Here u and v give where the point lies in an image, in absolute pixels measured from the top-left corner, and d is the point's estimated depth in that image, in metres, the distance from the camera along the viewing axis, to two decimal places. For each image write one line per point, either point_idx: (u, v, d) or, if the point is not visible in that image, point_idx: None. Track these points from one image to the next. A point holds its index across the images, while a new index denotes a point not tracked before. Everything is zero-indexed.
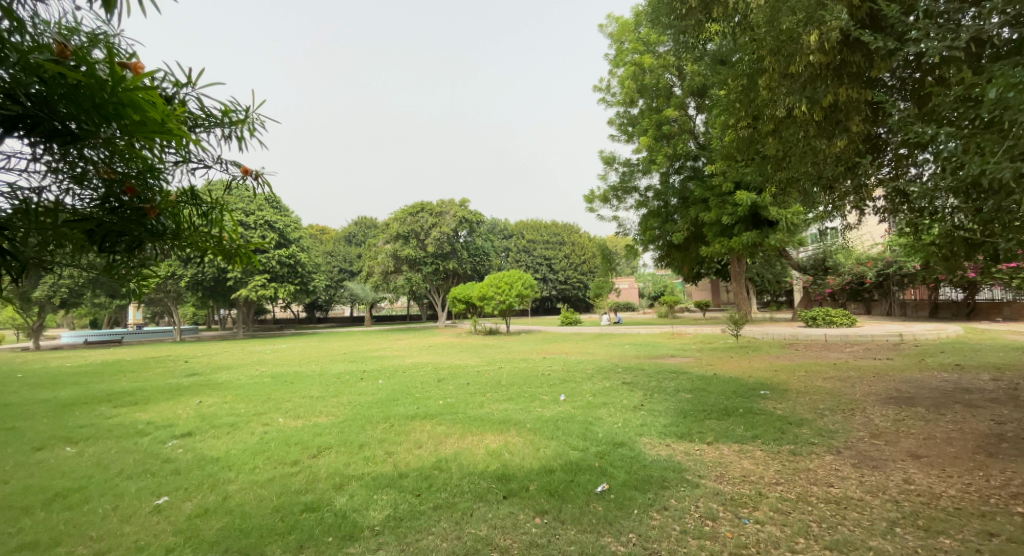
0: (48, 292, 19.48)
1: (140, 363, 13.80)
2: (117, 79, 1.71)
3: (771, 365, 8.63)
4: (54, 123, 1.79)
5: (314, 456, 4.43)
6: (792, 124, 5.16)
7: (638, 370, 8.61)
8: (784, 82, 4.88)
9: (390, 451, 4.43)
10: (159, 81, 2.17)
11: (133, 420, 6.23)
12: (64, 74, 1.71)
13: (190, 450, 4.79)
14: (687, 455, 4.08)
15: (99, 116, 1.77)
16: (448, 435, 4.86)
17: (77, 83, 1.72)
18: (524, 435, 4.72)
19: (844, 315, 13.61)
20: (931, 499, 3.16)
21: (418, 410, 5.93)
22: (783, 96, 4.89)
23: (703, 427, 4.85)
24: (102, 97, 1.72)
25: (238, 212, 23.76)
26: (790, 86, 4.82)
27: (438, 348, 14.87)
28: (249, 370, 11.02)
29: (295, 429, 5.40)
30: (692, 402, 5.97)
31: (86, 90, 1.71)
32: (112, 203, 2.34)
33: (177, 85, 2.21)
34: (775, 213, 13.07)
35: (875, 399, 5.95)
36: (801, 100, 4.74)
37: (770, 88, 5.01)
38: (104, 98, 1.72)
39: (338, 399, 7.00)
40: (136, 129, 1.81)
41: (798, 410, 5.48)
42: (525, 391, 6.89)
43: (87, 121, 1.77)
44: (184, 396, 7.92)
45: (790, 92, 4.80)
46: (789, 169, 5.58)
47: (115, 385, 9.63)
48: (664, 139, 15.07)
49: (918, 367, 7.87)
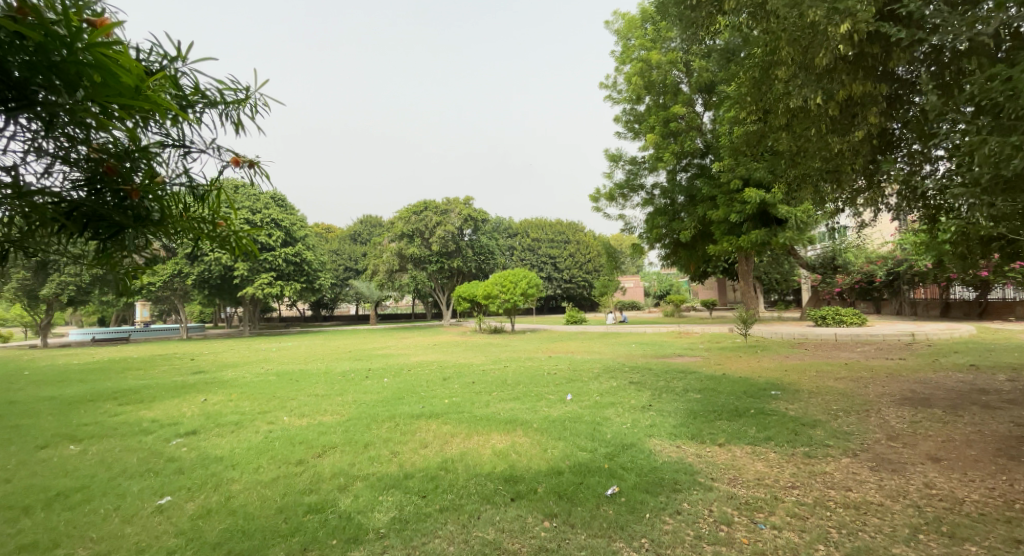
0: (56, 290, 19.53)
1: (146, 362, 13.78)
2: (73, 36, 1.63)
3: (780, 365, 8.51)
4: (14, 89, 1.75)
5: (319, 455, 4.37)
6: (806, 117, 5.04)
7: (645, 370, 8.50)
8: (800, 73, 4.75)
9: (396, 451, 4.36)
10: (146, 54, 2.12)
11: (137, 419, 6.19)
12: (21, 33, 1.64)
13: (193, 449, 4.75)
14: (699, 457, 3.99)
15: (53, 77, 1.71)
16: (454, 435, 4.79)
17: (34, 45, 1.65)
18: (531, 435, 4.65)
19: (854, 315, 13.42)
20: (954, 504, 3.06)
21: (423, 409, 5.87)
22: (798, 88, 4.76)
23: (714, 428, 4.75)
24: (56, 59, 1.67)
25: (244, 210, 23.86)
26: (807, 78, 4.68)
27: (443, 347, 14.79)
28: (254, 369, 11.00)
29: (299, 428, 5.36)
30: (702, 402, 5.88)
31: (40, 51, 1.65)
32: (96, 185, 2.35)
33: (163, 57, 2.15)
34: (784, 211, 12.91)
35: (890, 400, 5.83)
36: (816, 92, 4.61)
37: (785, 80, 4.88)
38: (63, 59, 1.66)
39: (343, 397, 6.96)
40: (96, 92, 1.75)
41: (810, 411, 5.37)
42: (531, 390, 6.81)
43: (44, 84, 1.71)
44: (189, 394, 7.88)
45: (806, 84, 4.66)
46: (802, 164, 5.47)
47: (120, 383, 9.61)
48: (671, 136, 14.90)
49: (931, 367, 7.71)
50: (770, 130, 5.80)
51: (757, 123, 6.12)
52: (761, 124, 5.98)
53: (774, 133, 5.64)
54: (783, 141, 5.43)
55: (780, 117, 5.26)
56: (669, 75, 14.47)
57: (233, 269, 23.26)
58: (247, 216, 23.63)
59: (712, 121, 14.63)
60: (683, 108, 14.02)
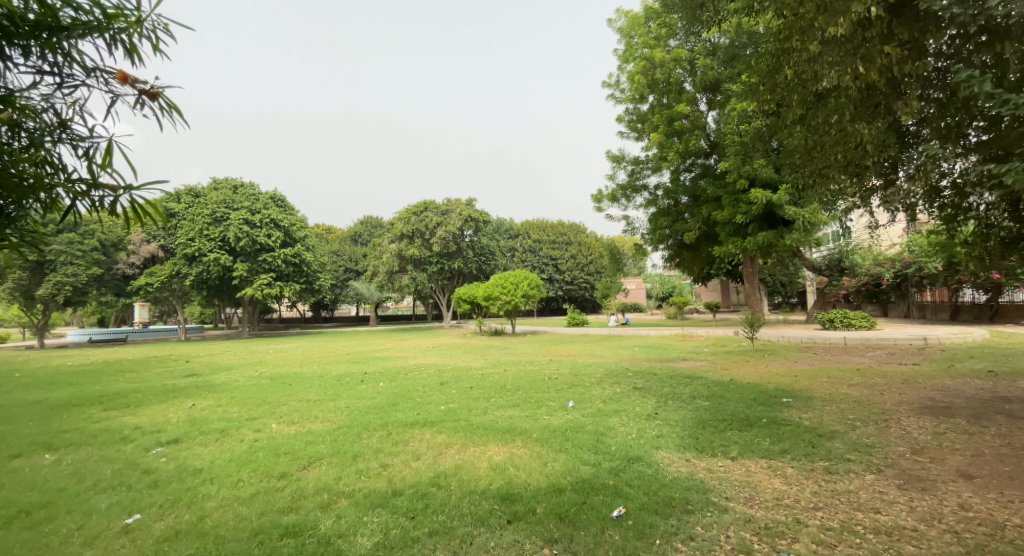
0: (53, 290, 19.32)
1: (139, 363, 13.53)
2: None
3: (790, 369, 8.23)
4: None
5: (303, 468, 4.09)
6: (830, 102, 4.74)
7: (649, 375, 8.19)
8: (827, 51, 4.45)
9: (386, 464, 4.08)
10: None
11: (120, 425, 5.92)
12: None
13: (173, 460, 4.49)
14: (711, 473, 3.70)
15: None
16: (449, 445, 4.52)
17: None
18: (530, 446, 4.38)
19: (863, 318, 13.08)
20: (997, 530, 2.78)
21: (418, 416, 5.60)
22: (825, 70, 4.45)
23: (725, 439, 4.46)
24: None
25: (244, 210, 23.67)
26: (832, 57, 4.38)
27: (442, 349, 14.53)
28: (248, 372, 10.74)
29: (287, 437, 5.09)
30: (710, 410, 5.59)
31: None
32: None
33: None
34: (791, 212, 12.58)
35: (909, 409, 5.53)
36: (846, 72, 4.31)
37: (809, 61, 4.60)
38: None
39: (336, 403, 6.69)
40: None
41: (825, 420, 5.09)
42: (532, 397, 6.53)
43: None
44: (178, 399, 7.61)
45: (832, 62, 4.36)
46: (818, 159, 5.20)
47: (109, 386, 9.34)
48: (675, 135, 14.47)
49: (947, 373, 7.42)
50: (782, 124, 5.56)
51: (767, 118, 5.89)
52: (772, 118, 5.73)
53: (789, 127, 5.39)
54: (800, 133, 5.15)
55: (799, 108, 5.00)
56: (674, 73, 14.10)
57: (232, 270, 22.95)
58: (245, 216, 23.39)
59: (716, 121, 14.35)
60: (688, 107, 13.62)
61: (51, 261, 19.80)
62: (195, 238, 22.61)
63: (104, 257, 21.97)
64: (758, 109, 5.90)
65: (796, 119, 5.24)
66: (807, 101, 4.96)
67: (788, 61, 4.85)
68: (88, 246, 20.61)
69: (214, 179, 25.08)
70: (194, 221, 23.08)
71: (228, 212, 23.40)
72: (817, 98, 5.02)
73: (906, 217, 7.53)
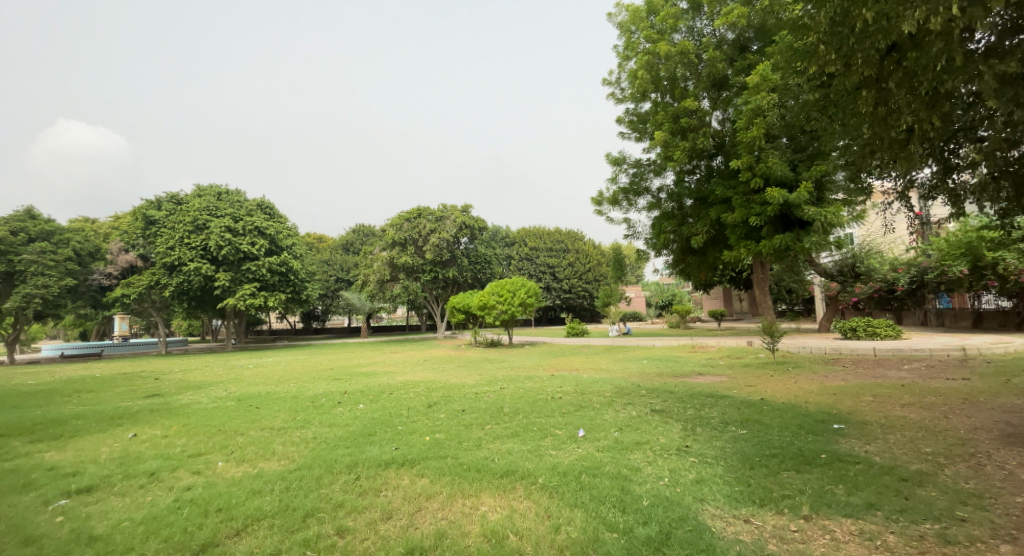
0: (20, 303, 18.21)
1: (105, 381, 12.40)
2: None
3: (825, 387, 7.23)
4: None
5: (233, 537, 3.09)
6: (910, 58, 3.98)
7: (665, 393, 7.20)
8: None
9: (345, 529, 3.09)
10: None
11: (35, 465, 4.87)
12: None
13: (73, 520, 3.48)
14: (785, 543, 2.71)
15: None
16: (433, 495, 3.53)
17: None
18: (535, 497, 3.39)
19: (888, 326, 12.09)
20: None
21: (396, 452, 4.58)
22: (911, 10, 3.66)
23: (786, 487, 3.44)
24: None
25: (226, 218, 22.65)
26: None
27: (434, 363, 13.48)
28: (217, 392, 9.63)
29: (229, 482, 4.07)
30: (752, 442, 4.56)
31: None
32: None
33: None
34: (811, 213, 11.61)
35: (992, 438, 4.56)
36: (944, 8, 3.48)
37: (891, 0, 3.76)
38: None
39: (302, 432, 5.66)
40: None
41: (899, 456, 4.08)
42: (534, 424, 5.49)
43: None
44: (121, 427, 6.54)
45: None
46: (896, 124, 4.32)
47: (55, 410, 8.24)
48: (681, 133, 13.44)
49: (1010, 391, 6.44)
50: (837, 93, 4.72)
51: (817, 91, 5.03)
52: (824, 90, 4.86)
53: (847, 96, 4.58)
54: (867, 98, 4.32)
55: (866, 69, 4.20)
56: (678, 69, 13.13)
57: (215, 279, 21.79)
58: (227, 223, 22.33)
59: (721, 123, 13.56)
60: (695, 103, 12.68)
61: (21, 271, 18.86)
62: (174, 248, 21.49)
63: (81, 266, 20.98)
64: (806, 81, 5.03)
65: (859, 83, 4.42)
66: (875, 59, 4.18)
67: (859, 6, 3.98)
68: (61, 256, 19.65)
69: (198, 186, 24.10)
70: (173, 230, 22.01)
71: (209, 219, 22.35)
72: (891, 55, 4.22)
73: (941, 220, 6.69)
